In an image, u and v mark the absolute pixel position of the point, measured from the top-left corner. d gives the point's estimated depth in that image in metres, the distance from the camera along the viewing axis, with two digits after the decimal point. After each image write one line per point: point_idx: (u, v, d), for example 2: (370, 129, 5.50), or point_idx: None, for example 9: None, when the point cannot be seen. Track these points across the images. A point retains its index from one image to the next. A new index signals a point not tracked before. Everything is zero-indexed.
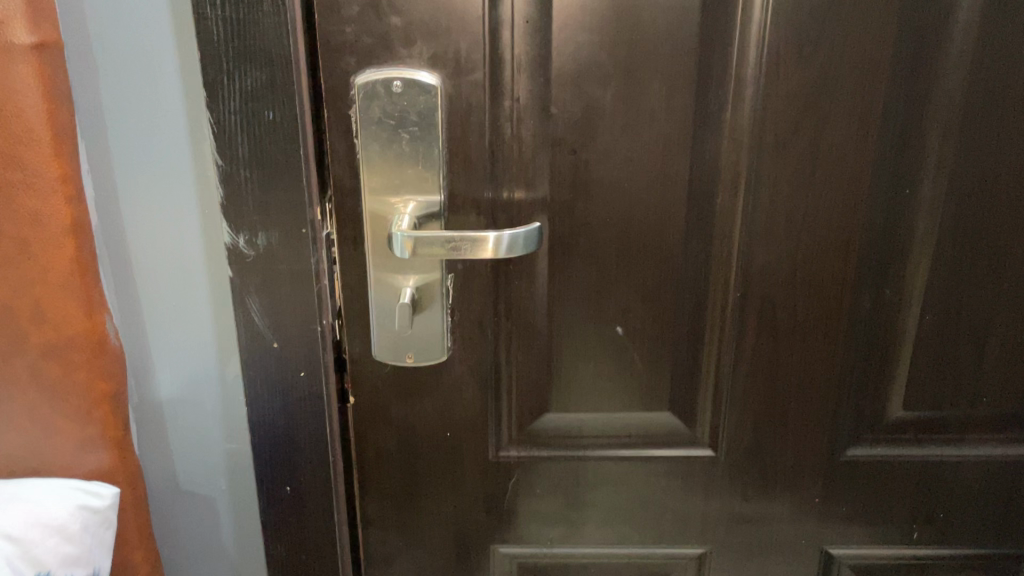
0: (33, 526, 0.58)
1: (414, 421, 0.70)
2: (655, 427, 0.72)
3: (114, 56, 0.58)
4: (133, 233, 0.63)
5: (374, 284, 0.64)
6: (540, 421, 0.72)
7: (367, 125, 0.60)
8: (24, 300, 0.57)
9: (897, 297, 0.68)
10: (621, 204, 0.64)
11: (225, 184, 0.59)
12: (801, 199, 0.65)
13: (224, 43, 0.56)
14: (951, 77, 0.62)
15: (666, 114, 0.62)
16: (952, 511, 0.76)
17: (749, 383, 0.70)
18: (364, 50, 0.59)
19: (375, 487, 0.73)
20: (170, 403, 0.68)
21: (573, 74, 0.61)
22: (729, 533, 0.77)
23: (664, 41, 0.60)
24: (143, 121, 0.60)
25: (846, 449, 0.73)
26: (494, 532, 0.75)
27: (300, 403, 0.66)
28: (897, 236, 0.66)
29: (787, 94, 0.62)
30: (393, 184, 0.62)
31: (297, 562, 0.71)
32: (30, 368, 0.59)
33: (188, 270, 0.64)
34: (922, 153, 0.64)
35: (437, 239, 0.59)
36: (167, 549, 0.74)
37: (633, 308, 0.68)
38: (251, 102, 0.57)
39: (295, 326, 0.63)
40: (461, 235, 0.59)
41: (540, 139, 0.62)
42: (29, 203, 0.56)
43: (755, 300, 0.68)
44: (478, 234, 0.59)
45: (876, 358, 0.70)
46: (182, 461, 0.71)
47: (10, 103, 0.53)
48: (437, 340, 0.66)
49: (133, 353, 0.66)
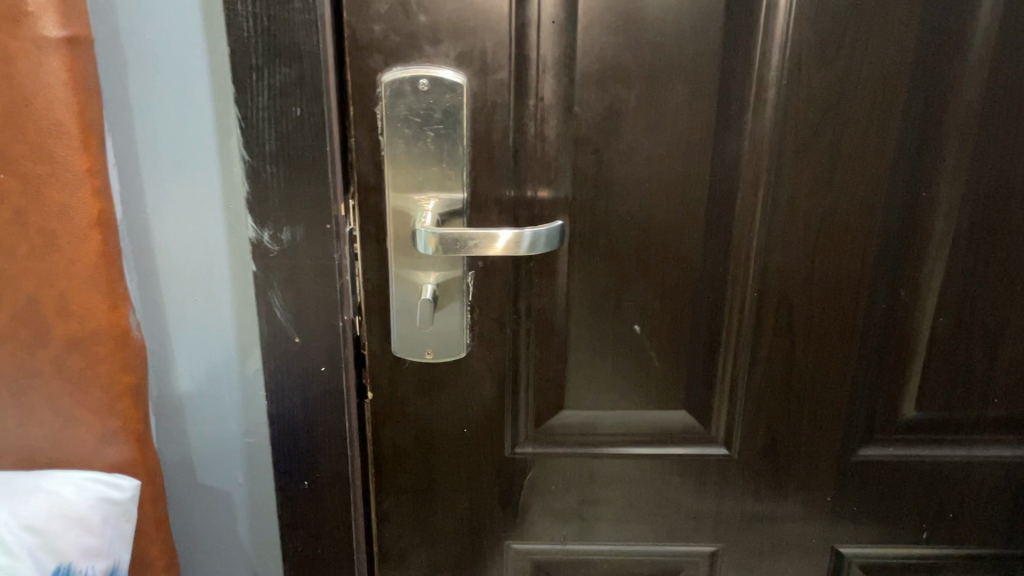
0: (55, 518, 0.59)
1: (432, 417, 0.71)
2: (670, 425, 0.73)
3: (144, 50, 0.59)
4: (158, 227, 0.63)
5: (396, 280, 0.65)
6: (557, 418, 0.72)
7: (393, 123, 0.60)
8: (49, 292, 0.58)
9: (912, 299, 0.69)
10: (641, 204, 0.65)
11: (252, 179, 0.60)
12: (819, 200, 0.66)
13: (254, 39, 0.56)
14: (968, 82, 0.63)
15: (688, 115, 0.63)
16: (961, 511, 0.77)
17: (765, 382, 0.71)
18: (391, 48, 0.59)
19: (392, 483, 0.73)
20: (189, 397, 0.69)
21: (597, 75, 0.61)
22: (740, 531, 0.77)
23: (689, 43, 0.61)
24: (170, 115, 0.60)
25: (858, 449, 0.74)
26: (509, 528, 0.76)
27: (320, 397, 0.66)
28: (914, 238, 0.67)
29: (808, 97, 0.63)
30: (417, 181, 0.62)
31: (313, 557, 0.71)
32: (52, 361, 0.59)
33: (211, 263, 0.64)
34: (938, 156, 0.65)
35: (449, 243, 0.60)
36: (183, 542, 0.74)
37: (652, 307, 0.68)
38: (279, 98, 0.58)
39: (317, 321, 0.64)
40: (484, 232, 0.60)
41: (563, 138, 0.63)
42: (57, 195, 0.56)
43: (772, 301, 0.68)
44: (488, 234, 0.59)
45: (891, 358, 0.71)
46: (201, 455, 0.71)
47: (41, 97, 0.53)
48: (457, 336, 0.67)
49: (155, 346, 0.67)
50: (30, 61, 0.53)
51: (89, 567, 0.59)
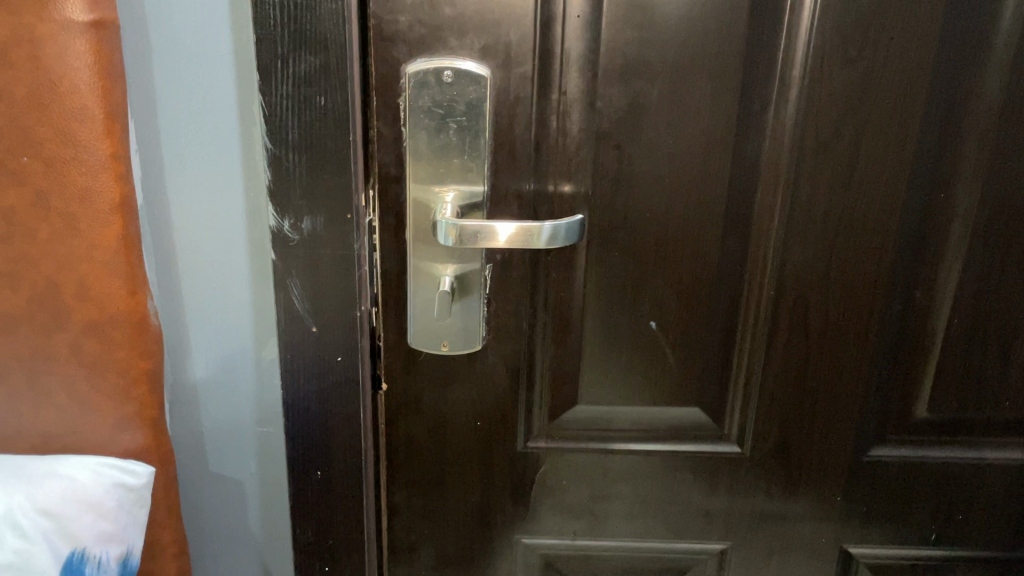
0: (71, 502, 0.58)
1: (446, 409, 0.71)
2: (682, 423, 0.73)
3: (169, 39, 0.59)
4: (178, 214, 0.63)
5: (413, 272, 0.65)
6: (570, 412, 0.72)
7: (416, 114, 0.60)
8: (68, 276, 0.58)
9: (927, 300, 0.69)
10: (662, 201, 0.65)
11: (274, 167, 0.60)
12: (838, 200, 0.66)
13: (281, 27, 0.56)
14: (989, 85, 0.63)
15: (711, 111, 0.63)
16: (970, 514, 0.77)
17: (778, 382, 0.72)
18: (415, 39, 0.59)
19: (404, 474, 0.73)
20: (204, 384, 0.69)
21: (621, 70, 0.61)
22: (750, 530, 0.77)
23: (714, 39, 0.61)
24: (194, 104, 0.61)
25: (869, 449, 0.75)
26: (519, 522, 0.76)
27: (336, 387, 0.66)
28: (931, 240, 0.67)
29: (828, 97, 0.63)
30: (437, 173, 0.62)
31: (325, 548, 0.71)
32: (70, 344, 0.59)
33: (231, 251, 0.65)
34: (958, 158, 0.65)
35: (449, 237, 0.60)
36: (193, 532, 0.74)
37: (669, 303, 0.69)
38: (304, 87, 0.58)
39: (335, 311, 0.64)
40: (484, 226, 0.60)
41: (585, 132, 0.63)
42: (80, 179, 0.56)
43: (789, 298, 0.69)
44: (484, 225, 0.59)
45: (905, 358, 0.71)
46: (214, 443, 0.71)
47: (65, 80, 0.53)
48: (474, 329, 0.67)
49: (171, 334, 0.67)
50: (57, 44, 0.53)
51: (103, 552, 0.59)
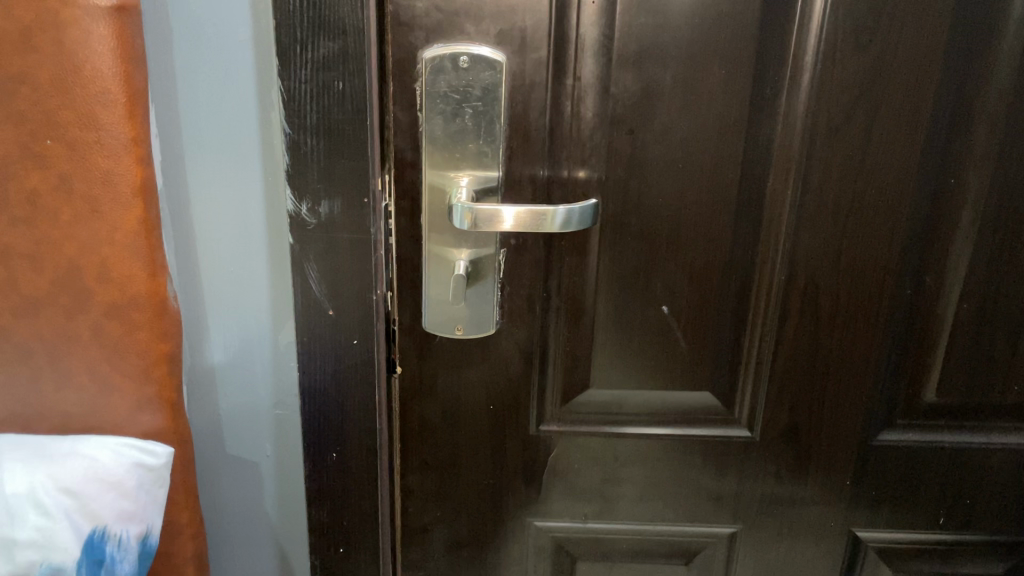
0: (92, 482, 0.58)
1: (459, 392, 0.72)
2: (693, 407, 0.74)
3: (189, 25, 0.60)
4: (197, 199, 0.64)
5: (429, 257, 0.66)
6: (582, 396, 0.73)
7: (433, 98, 0.61)
8: (91, 259, 0.58)
9: (937, 286, 0.70)
10: (675, 186, 0.66)
11: (293, 152, 0.61)
12: (849, 185, 0.67)
13: (300, 12, 0.57)
14: (999, 72, 0.64)
15: (724, 97, 0.64)
16: (979, 498, 0.78)
17: (789, 367, 0.72)
18: (432, 25, 0.60)
19: (418, 457, 0.74)
20: (222, 368, 0.70)
21: (635, 55, 0.62)
22: (760, 513, 0.78)
23: (727, 25, 0.62)
24: (214, 88, 0.61)
25: (879, 434, 0.75)
26: (532, 505, 0.77)
27: (352, 370, 0.67)
28: (941, 225, 0.68)
29: (840, 83, 0.64)
30: (453, 158, 0.63)
31: (340, 530, 0.72)
32: (91, 326, 0.60)
33: (248, 234, 0.65)
34: (969, 144, 0.66)
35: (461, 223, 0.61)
36: (210, 513, 0.75)
37: (680, 288, 0.69)
38: (322, 72, 0.59)
39: (351, 294, 0.65)
40: (494, 210, 0.60)
41: (599, 118, 0.64)
42: (101, 162, 0.56)
43: (800, 283, 0.69)
44: (494, 211, 0.60)
45: (914, 342, 0.72)
46: (230, 426, 0.72)
47: (88, 64, 0.54)
48: (487, 313, 0.68)
49: (189, 318, 0.68)
50: (80, 28, 0.53)
51: (124, 531, 0.59)
